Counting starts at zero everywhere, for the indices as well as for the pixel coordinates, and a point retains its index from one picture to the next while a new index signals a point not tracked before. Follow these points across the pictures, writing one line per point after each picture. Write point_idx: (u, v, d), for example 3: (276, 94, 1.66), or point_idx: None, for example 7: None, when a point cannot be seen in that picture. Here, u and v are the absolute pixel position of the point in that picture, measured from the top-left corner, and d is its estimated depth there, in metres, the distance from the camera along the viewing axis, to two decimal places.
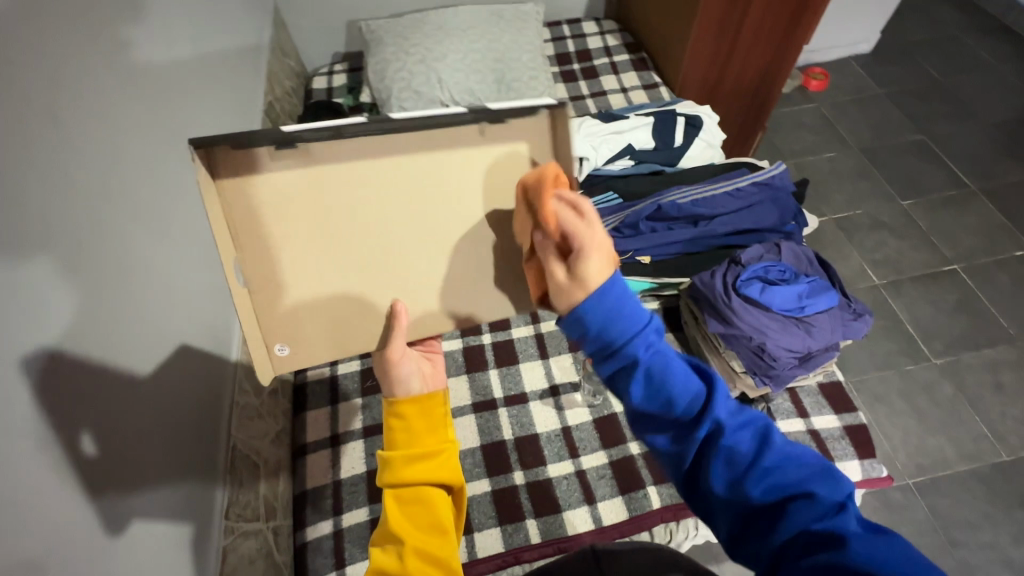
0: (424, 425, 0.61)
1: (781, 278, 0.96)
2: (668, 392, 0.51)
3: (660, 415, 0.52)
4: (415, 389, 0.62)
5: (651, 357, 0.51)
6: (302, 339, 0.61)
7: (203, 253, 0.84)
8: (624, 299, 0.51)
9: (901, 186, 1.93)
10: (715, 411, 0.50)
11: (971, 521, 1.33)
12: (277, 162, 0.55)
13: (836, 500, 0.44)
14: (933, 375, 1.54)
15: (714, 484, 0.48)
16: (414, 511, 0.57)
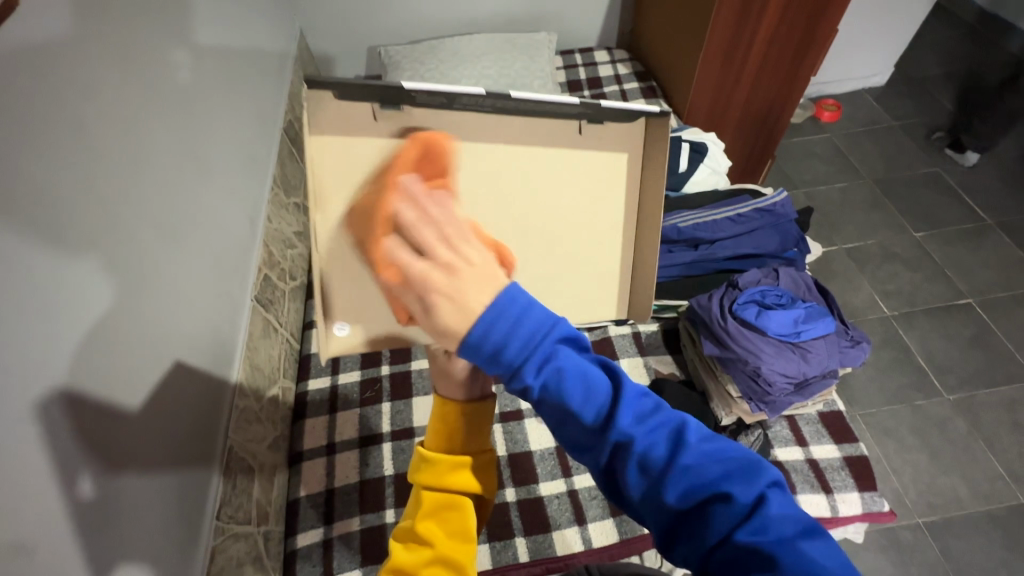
0: (466, 434, 0.59)
1: (778, 303, 0.96)
2: (569, 407, 0.45)
3: (570, 429, 0.47)
4: (472, 387, 0.59)
5: (548, 376, 0.45)
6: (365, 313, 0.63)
7: (216, 260, 0.88)
8: (518, 305, 0.43)
9: (914, 217, 1.91)
10: (622, 418, 0.45)
11: (986, 565, 1.27)
12: (374, 123, 0.57)
13: (756, 496, 0.42)
14: (946, 411, 1.50)
15: (630, 490, 0.45)
16: (446, 515, 0.58)
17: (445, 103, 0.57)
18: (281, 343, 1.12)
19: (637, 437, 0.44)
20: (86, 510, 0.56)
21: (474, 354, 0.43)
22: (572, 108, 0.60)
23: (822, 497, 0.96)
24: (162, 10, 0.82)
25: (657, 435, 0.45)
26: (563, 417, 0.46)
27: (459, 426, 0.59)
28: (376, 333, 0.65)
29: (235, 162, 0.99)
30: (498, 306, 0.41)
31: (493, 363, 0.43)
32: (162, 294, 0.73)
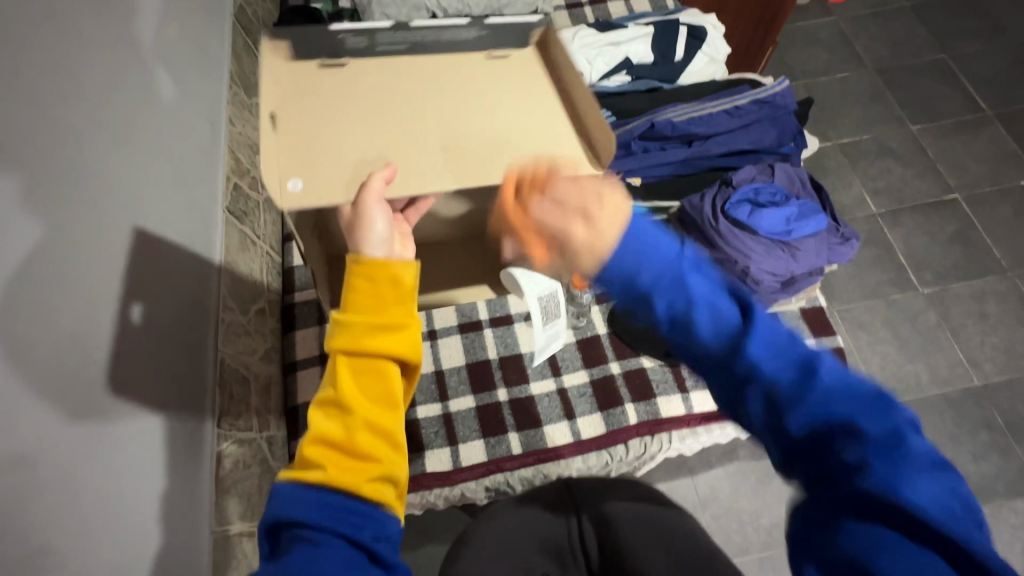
0: (380, 295, 0.58)
1: (771, 201, 0.93)
2: (696, 327, 0.53)
3: (695, 343, 0.54)
4: (378, 253, 0.60)
5: (673, 300, 0.54)
6: (320, 186, 0.70)
7: (175, 164, 0.83)
8: (649, 243, 0.56)
9: (913, 109, 1.84)
10: (752, 341, 0.51)
11: (936, 439, 1.39)
12: (320, 68, 0.83)
13: (888, 434, 0.45)
14: (918, 304, 1.55)
15: (753, 417, 0.51)
16: (368, 381, 0.57)
17: (369, 45, 0.85)
18: (261, 257, 1.09)
19: (767, 365, 0.50)
20: (85, 414, 0.57)
21: (606, 276, 0.57)
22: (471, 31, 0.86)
23: None
24: None
25: (787, 363, 0.50)
26: (688, 330, 0.54)
27: (371, 286, 0.58)
28: (318, 199, 0.69)
29: (179, 50, 0.89)
30: (623, 238, 0.56)
31: (617, 283, 0.57)
32: (120, 199, 0.69)
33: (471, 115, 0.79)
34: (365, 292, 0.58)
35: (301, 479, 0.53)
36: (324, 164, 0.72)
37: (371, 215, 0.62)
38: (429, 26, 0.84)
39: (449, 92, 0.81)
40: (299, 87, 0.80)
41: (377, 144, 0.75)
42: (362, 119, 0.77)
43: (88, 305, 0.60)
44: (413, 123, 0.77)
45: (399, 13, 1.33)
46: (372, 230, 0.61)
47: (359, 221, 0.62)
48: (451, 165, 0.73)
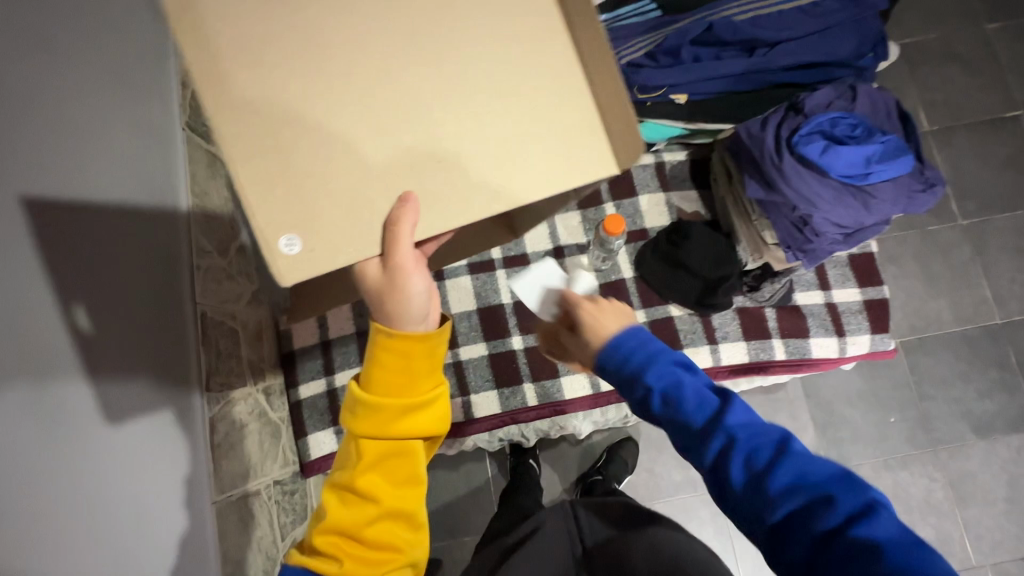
0: (409, 367, 0.56)
1: (848, 134, 0.78)
2: (682, 410, 0.55)
3: (679, 430, 0.55)
4: (412, 329, 0.55)
5: (663, 380, 0.57)
6: (326, 238, 0.45)
7: (111, 69, 0.66)
8: (643, 335, 0.60)
9: (990, 2, 1.57)
10: (728, 421, 0.53)
11: (945, 377, 1.38)
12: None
13: (861, 505, 0.47)
14: (954, 237, 1.45)
15: (735, 485, 0.51)
16: (391, 464, 0.58)
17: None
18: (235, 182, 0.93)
19: (742, 437, 0.52)
20: (43, 396, 0.48)
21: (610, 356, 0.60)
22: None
23: (833, 339, 0.95)
24: None
25: (763, 440, 0.52)
26: (678, 424, 0.55)
27: (404, 362, 0.56)
28: (333, 264, 0.45)
29: None
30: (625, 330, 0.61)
31: (612, 371, 0.60)
32: (52, 117, 0.54)
33: (513, 82, 0.49)
34: (392, 367, 0.56)
35: (314, 562, 0.56)
36: (317, 200, 0.45)
37: (414, 278, 0.50)
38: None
39: (459, 29, 0.48)
40: (221, 41, 0.45)
41: (382, 152, 0.46)
42: (339, 94, 0.46)
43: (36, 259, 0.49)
44: (422, 108, 0.47)
45: None
46: (410, 295, 0.52)
47: (396, 284, 0.49)
48: (497, 185, 0.48)
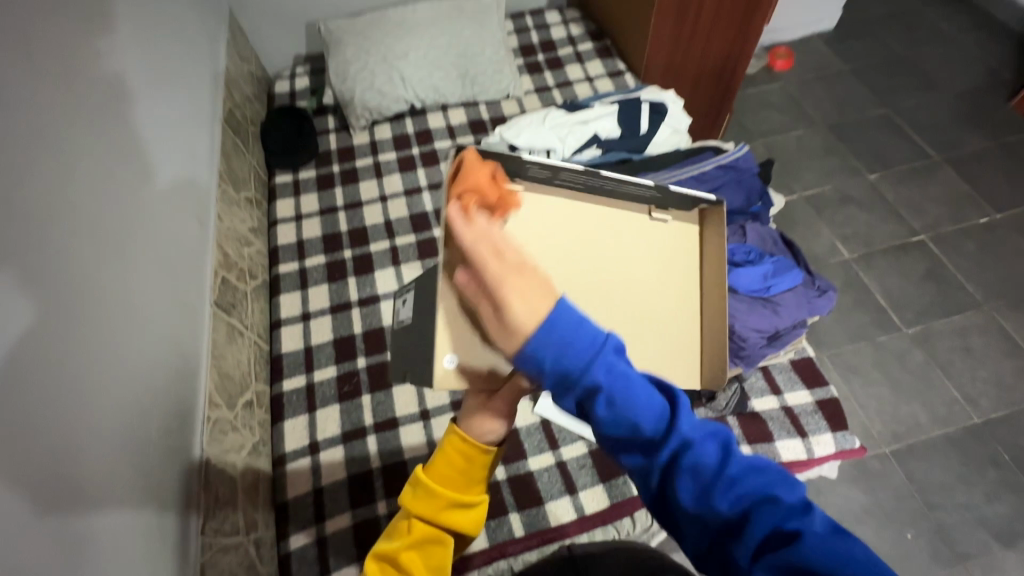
0: (466, 469, 0.68)
1: (746, 259, 0.97)
2: (704, 482, 0.49)
3: (629, 437, 0.52)
4: (482, 439, 0.68)
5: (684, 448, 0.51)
6: (476, 363, 0.67)
7: (166, 269, 0.91)
8: (578, 321, 0.49)
9: (867, 160, 1.95)
10: (680, 428, 0.52)
11: (946, 483, 1.37)
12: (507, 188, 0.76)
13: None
14: (905, 344, 1.57)
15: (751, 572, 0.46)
16: (430, 547, 0.66)
17: (549, 176, 0.79)
18: (248, 346, 1.10)
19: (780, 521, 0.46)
20: (58, 517, 0.57)
21: (535, 362, 0.48)
22: (645, 192, 0.81)
23: (798, 440, 1.00)
24: (80, 12, 0.84)
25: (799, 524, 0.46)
26: (624, 431, 0.52)
27: (465, 462, 0.68)
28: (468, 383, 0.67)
29: (172, 161, 1.01)
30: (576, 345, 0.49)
31: (542, 376, 0.49)
32: (110, 302, 0.76)
33: (642, 287, 0.75)
34: (451, 464, 0.68)
35: None
36: (486, 342, 0.67)
37: (503, 417, 0.67)
38: (606, 177, 0.79)
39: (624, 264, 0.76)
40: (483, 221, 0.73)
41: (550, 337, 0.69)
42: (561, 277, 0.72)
43: (76, 402, 0.65)
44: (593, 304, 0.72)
45: (380, 105, 1.47)
46: (497, 423, 0.67)
47: (490, 412, 0.67)
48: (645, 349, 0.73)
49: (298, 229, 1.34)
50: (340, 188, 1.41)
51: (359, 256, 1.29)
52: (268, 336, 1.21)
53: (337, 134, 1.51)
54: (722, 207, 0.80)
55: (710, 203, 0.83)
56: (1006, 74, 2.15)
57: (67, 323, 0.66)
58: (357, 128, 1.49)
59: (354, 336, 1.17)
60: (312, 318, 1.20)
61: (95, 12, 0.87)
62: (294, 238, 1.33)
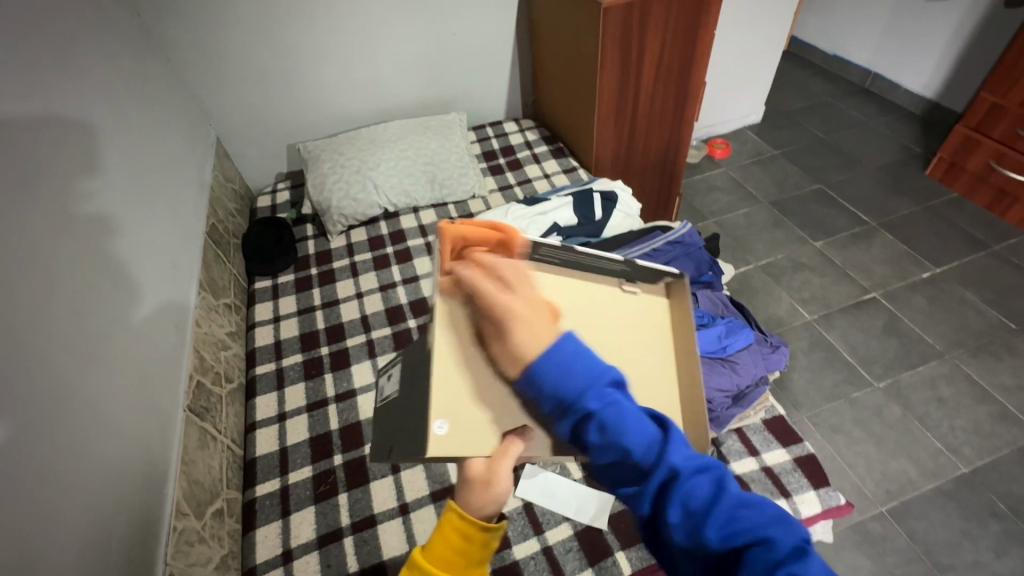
0: (465, 550, 0.62)
1: (701, 323, 1.05)
2: (622, 444, 0.54)
3: (619, 462, 0.55)
4: (486, 510, 0.64)
5: (605, 408, 0.54)
6: (464, 425, 0.73)
7: (143, 375, 0.94)
8: (569, 359, 0.56)
9: (810, 229, 2.12)
10: (671, 456, 0.53)
11: (950, 540, 1.33)
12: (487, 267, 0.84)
13: (794, 544, 0.47)
14: (880, 399, 1.60)
15: (672, 534, 0.51)
16: None
17: (531, 251, 0.89)
18: (221, 452, 1.08)
19: (683, 473, 0.52)
20: None
21: (540, 382, 0.56)
22: (618, 266, 0.92)
23: (783, 501, 0.99)
24: (73, 152, 0.94)
25: (699, 477, 0.52)
26: (617, 458, 0.54)
27: (463, 543, 0.62)
28: (462, 450, 0.71)
29: (152, 271, 1.06)
30: (555, 348, 0.56)
31: (545, 395, 0.56)
32: (75, 410, 0.77)
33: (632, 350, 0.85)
34: (449, 545, 0.63)
35: None
36: (471, 410, 0.74)
37: (503, 484, 0.64)
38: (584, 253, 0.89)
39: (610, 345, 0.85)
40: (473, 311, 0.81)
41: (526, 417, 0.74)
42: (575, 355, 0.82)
43: (27, 517, 0.64)
44: None
45: (355, 211, 1.59)
46: (496, 493, 0.64)
47: (490, 485, 0.64)
48: None
49: (275, 331, 1.38)
50: (318, 288, 1.48)
51: (336, 351, 1.32)
52: (242, 440, 1.19)
53: (316, 239, 1.61)
54: (685, 282, 0.91)
55: (676, 274, 0.93)
56: (918, 149, 2.43)
57: (26, 437, 0.67)
58: (334, 233, 1.60)
59: (330, 432, 1.16)
60: (288, 418, 1.20)
61: (89, 148, 0.98)
62: (272, 338, 1.36)
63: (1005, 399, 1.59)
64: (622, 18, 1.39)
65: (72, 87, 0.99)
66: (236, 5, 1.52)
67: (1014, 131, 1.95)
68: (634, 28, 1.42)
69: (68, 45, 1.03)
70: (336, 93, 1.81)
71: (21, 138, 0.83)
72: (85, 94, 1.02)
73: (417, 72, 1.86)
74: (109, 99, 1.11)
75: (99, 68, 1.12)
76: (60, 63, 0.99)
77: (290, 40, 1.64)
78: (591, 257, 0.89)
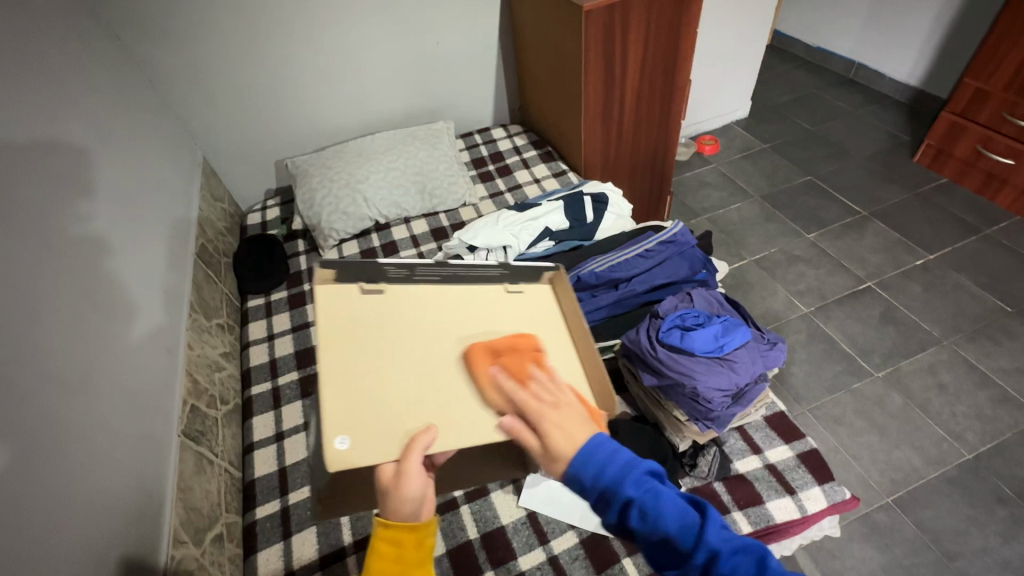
0: (400, 555, 0.63)
1: (697, 323, 1.04)
2: (664, 527, 0.55)
3: (661, 545, 0.56)
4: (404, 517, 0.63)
5: (645, 494, 0.56)
6: (368, 440, 0.63)
7: (134, 400, 0.92)
8: (614, 455, 0.57)
9: (803, 221, 2.12)
10: (708, 538, 0.55)
11: (958, 528, 1.33)
12: (361, 292, 0.77)
13: None
14: (880, 388, 1.60)
15: None
16: None
17: (408, 274, 0.80)
18: (218, 475, 1.07)
19: (725, 553, 0.54)
20: None
21: (580, 478, 0.56)
22: (493, 270, 0.82)
23: (788, 498, 0.98)
24: (64, 178, 0.94)
25: (740, 557, 0.54)
26: (657, 540, 0.56)
27: (396, 550, 0.64)
28: (365, 459, 0.61)
29: (143, 293, 1.06)
30: (588, 448, 0.57)
31: (585, 493, 0.57)
32: (65, 440, 0.75)
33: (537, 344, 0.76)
34: (385, 556, 0.64)
35: None
36: (367, 420, 0.64)
37: (413, 485, 0.61)
38: (458, 265, 0.79)
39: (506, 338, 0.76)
40: (364, 324, 0.74)
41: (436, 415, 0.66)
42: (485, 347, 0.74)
43: (21, 549, 0.63)
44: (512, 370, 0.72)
45: (345, 225, 1.58)
46: (411, 498, 0.61)
47: (399, 489, 0.60)
48: None
49: (270, 349, 1.37)
50: (311, 304, 1.46)
51: None
52: (240, 462, 1.18)
53: (307, 255, 1.60)
54: (563, 274, 0.82)
55: (552, 266, 0.83)
56: (906, 137, 2.43)
57: (15, 468, 0.66)
58: (325, 247, 1.59)
59: None
60: (285, 437, 1.18)
61: (77, 175, 0.98)
62: (266, 357, 1.35)
63: (1005, 382, 1.59)
64: (604, 19, 1.38)
65: (55, 112, 0.99)
66: (217, 24, 1.52)
67: (1000, 115, 1.96)
68: (617, 29, 1.42)
69: (52, 73, 1.03)
70: (323, 108, 1.81)
71: (10, 165, 0.83)
72: (71, 120, 1.02)
73: (404, 83, 1.86)
74: (94, 123, 1.11)
75: (82, 92, 1.11)
76: (43, 89, 0.98)
77: (274, 57, 1.64)
78: (461, 265, 0.79)
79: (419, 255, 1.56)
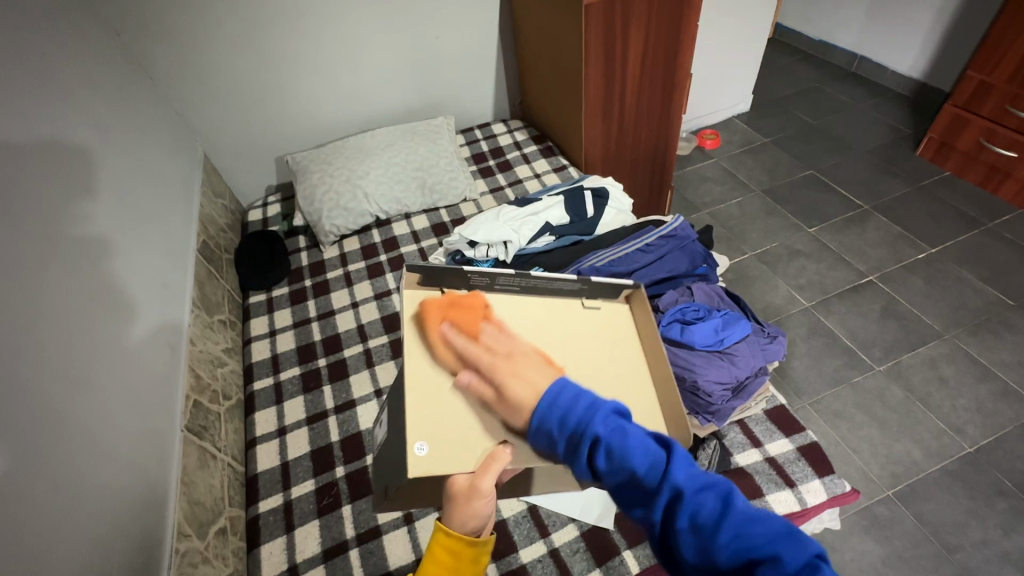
0: (454, 566, 0.68)
1: (697, 317, 1.04)
2: (627, 465, 0.54)
3: (630, 488, 0.54)
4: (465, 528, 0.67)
5: (609, 432, 0.56)
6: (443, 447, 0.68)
7: (138, 397, 0.93)
8: (575, 395, 0.58)
9: (804, 216, 2.12)
10: (671, 474, 0.52)
11: (958, 520, 1.33)
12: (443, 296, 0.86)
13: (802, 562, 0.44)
14: (881, 382, 1.60)
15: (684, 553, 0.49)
16: None
17: (489, 282, 0.87)
18: (221, 470, 1.08)
19: (688, 491, 0.51)
20: None
21: (546, 422, 0.58)
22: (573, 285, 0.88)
23: (788, 491, 0.99)
24: (64, 176, 0.94)
25: (704, 496, 0.50)
26: (623, 482, 0.55)
27: (452, 559, 0.68)
28: (442, 468, 0.66)
29: (145, 290, 1.06)
30: (551, 394, 0.59)
31: (555, 443, 0.58)
32: (69, 434, 0.76)
33: (604, 363, 0.81)
34: (439, 561, 0.68)
35: None
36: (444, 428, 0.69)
37: (482, 501, 0.65)
38: (539, 277, 0.85)
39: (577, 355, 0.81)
40: None
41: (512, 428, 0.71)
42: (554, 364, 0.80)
43: (25, 545, 0.63)
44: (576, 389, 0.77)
45: (346, 221, 1.58)
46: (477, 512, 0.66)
47: (470, 501, 0.65)
48: None
49: (272, 345, 1.37)
50: (313, 300, 1.47)
51: (334, 363, 1.31)
52: (244, 457, 1.18)
53: (308, 251, 1.61)
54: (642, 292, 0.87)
55: (632, 284, 0.88)
56: (908, 131, 2.42)
57: (20, 463, 0.67)
58: (326, 244, 1.59)
59: (330, 445, 1.15)
60: (288, 432, 1.19)
61: (78, 174, 0.98)
62: (269, 353, 1.36)
63: (1006, 375, 1.59)
64: (604, 13, 1.38)
65: (56, 110, 0.99)
66: (217, 20, 1.51)
67: (1003, 108, 1.95)
68: (617, 23, 1.41)
69: (52, 70, 1.03)
70: (323, 104, 1.80)
71: (11, 163, 0.84)
72: (71, 118, 1.02)
73: (404, 78, 1.86)
74: (95, 121, 1.11)
75: (83, 90, 1.11)
76: (43, 86, 0.98)
77: (274, 53, 1.64)
78: (544, 278, 0.85)
79: (420, 250, 1.56)
